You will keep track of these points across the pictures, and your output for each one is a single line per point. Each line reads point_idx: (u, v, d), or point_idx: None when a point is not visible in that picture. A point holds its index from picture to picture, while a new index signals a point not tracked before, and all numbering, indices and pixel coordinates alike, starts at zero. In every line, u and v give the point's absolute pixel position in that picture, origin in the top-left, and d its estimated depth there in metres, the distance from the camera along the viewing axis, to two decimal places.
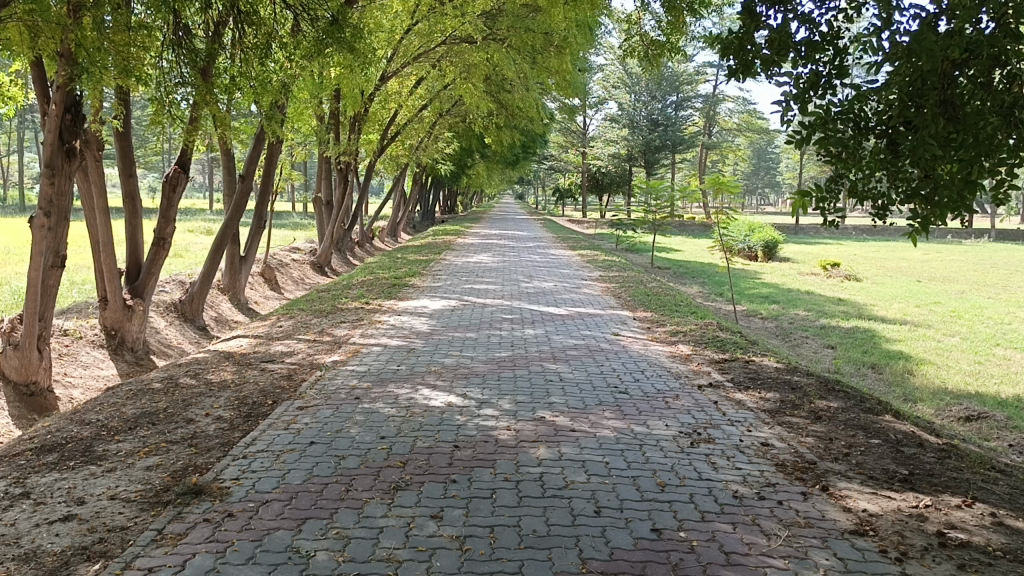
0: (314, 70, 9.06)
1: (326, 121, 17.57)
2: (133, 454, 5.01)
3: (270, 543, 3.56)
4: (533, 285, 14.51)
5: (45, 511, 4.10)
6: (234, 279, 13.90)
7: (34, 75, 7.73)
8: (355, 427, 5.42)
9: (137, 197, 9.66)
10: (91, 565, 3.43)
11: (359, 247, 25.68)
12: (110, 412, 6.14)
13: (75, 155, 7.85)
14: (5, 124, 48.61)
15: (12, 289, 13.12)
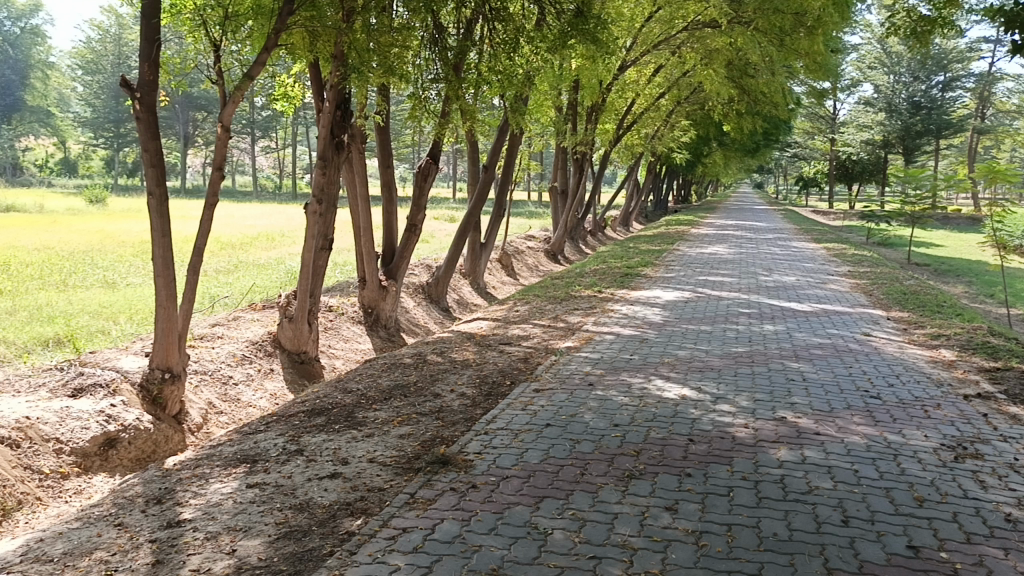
0: (556, 62, 9.28)
1: (564, 111, 17.93)
2: (388, 422, 5.47)
3: (511, 517, 3.73)
4: (773, 279, 13.89)
5: (316, 467, 4.59)
6: (475, 264, 14.64)
7: (311, 75, 8.52)
8: (589, 412, 5.52)
9: (393, 186, 10.43)
10: (355, 519, 3.79)
11: (593, 236, 25.98)
12: (368, 382, 6.74)
13: (343, 148, 8.58)
14: (284, 121, 54.61)
15: (286, 268, 14.77)
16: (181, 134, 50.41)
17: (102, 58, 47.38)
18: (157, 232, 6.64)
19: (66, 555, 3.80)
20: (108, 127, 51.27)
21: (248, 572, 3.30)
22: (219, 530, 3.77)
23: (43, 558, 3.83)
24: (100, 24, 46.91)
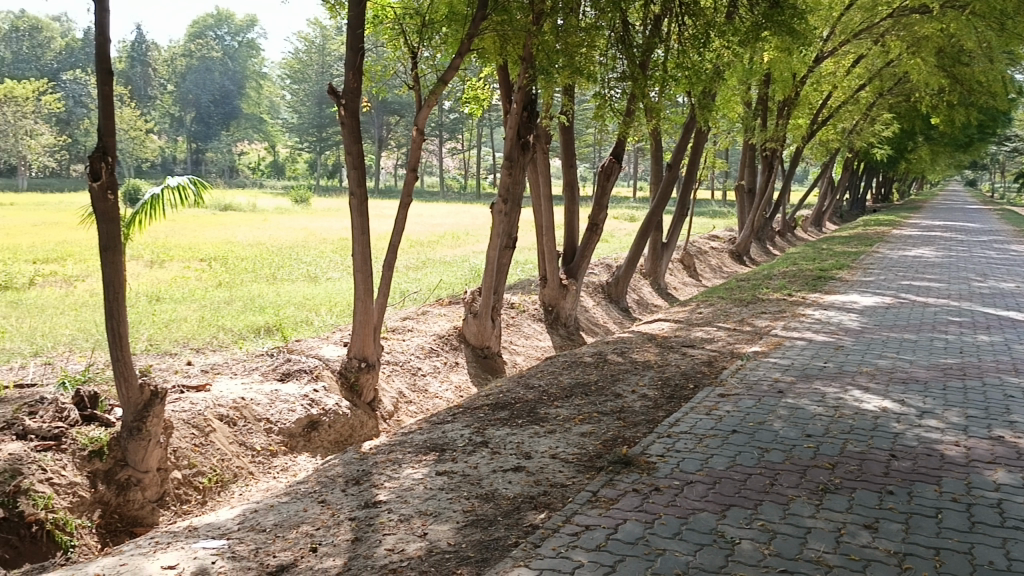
0: (748, 56, 9.01)
1: (754, 107, 17.36)
2: (570, 419, 5.53)
3: (696, 523, 3.66)
4: (987, 285, 12.68)
5: (500, 460, 4.71)
6: (655, 264, 14.49)
7: (500, 79, 8.78)
8: (778, 420, 5.30)
9: (575, 185, 10.51)
10: (538, 513, 3.85)
11: (781, 237, 24.91)
12: (550, 379, 6.84)
13: (528, 148, 8.75)
14: (470, 123, 56.59)
15: (471, 265, 15.27)
16: (376, 137, 53.36)
17: (307, 68, 52.31)
18: (357, 230, 7.07)
19: (276, 526, 4.14)
20: (312, 132, 55.17)
21: (438, 556, 3.44)
22: (410, 514, 3.96)
23: (256, 526, 4.19)
24: (307, 36, 50.66)
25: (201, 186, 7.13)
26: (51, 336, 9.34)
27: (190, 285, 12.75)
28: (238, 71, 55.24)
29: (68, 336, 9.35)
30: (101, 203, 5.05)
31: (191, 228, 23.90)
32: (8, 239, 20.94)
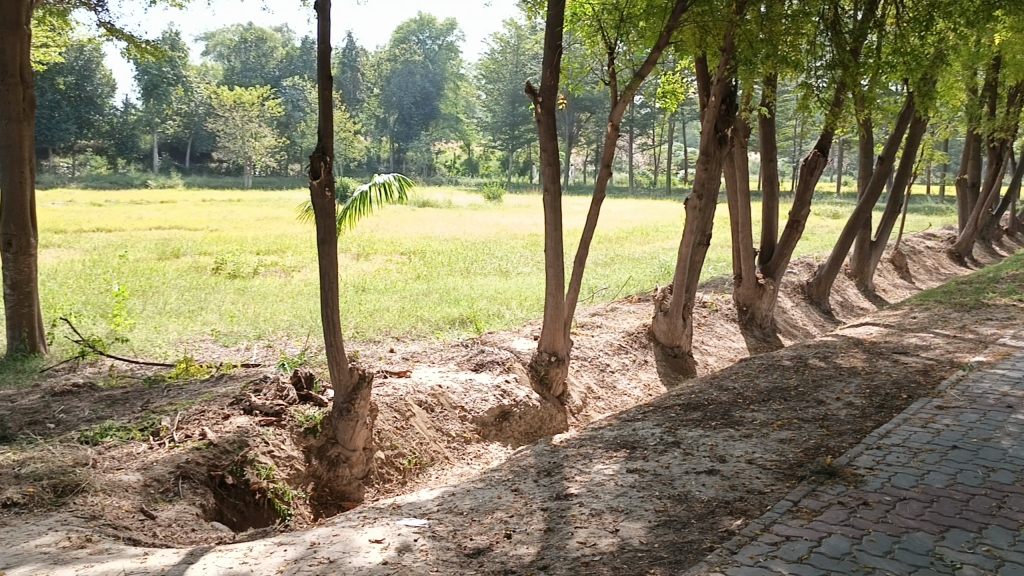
0: (975, 36, 8.34)
1: (980, 93, 15.87)
2: (767, 424, 5.31)
3: (910, 543, 3.41)
4: None
5: (694, 462, 4.62)
6: (862, 265, 13.63)
7: (698, 72, 8.55)
8: (1007, 438, 4.81)
9: (775, 181, 10.07)
10: (735, 518, 3.74)
11: (1009, 236, 22.58)
12: (745, 382, 6.61)
13: (725, 142, 8.37)
14: (662, 118, 55.79)
15: (661, 263, 15.06)
16: (567, 134, 53.81)
17: (502, 68, 53.89)
18: (549, 226, 7.16)
19: (472, 510, 4.28)
20: (505, 130, 56.59)
21: (630, 553, 3.43)
22: (603, 509, 3.98)
23: (454, 508, 4.35)
24: (503, 36, 52.04)
25: (405, 184, 7.54)
26: (272, 322, 10.25)
27: (392, 278, 13.50)
28: (435, 73, 59.53)
29: (286, 322, 10.22)
30: (319, 199, 5.42)
31: (394, 223, 25.35)
32: (237, 233, 23.20)
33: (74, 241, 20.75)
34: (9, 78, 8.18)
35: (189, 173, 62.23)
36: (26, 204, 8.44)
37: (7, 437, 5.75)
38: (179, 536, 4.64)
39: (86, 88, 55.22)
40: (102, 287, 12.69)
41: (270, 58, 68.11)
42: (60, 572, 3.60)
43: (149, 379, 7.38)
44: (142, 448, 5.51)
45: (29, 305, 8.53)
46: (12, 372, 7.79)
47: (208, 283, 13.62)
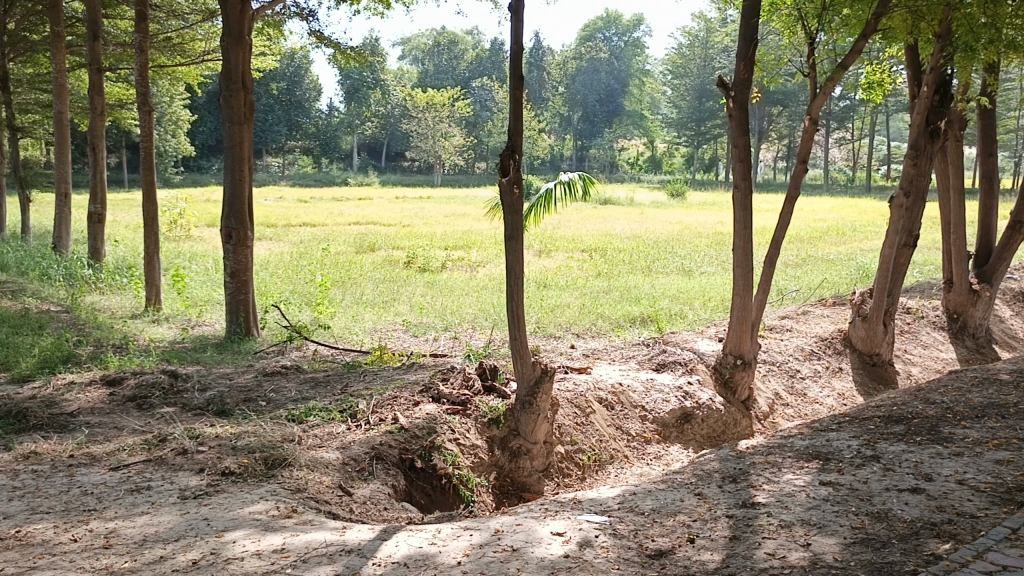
0: None
1: None
2: (981, 443, 4.87)
3: None
4: None
5: (895, 478, 4.33)
6: None
7: (908, 60, 8.07)
8: None
9: (995, 178, 9.20)
10: (941, 541, 3.46)
11: None
12: (955, 395, 6.09)
13: (939, 135, 7.74)
14: (862, 111, 52.57)
15: (858, 264, 14.20)
16: (756, 129, 51.80)
17: (689, 62, 52.69)
18: (739, 224, 6.92)
19: (654, 511, 4.24)
20: (690, 126, 55.39)
21: (824, 569, 3.26)
22: (793, 521, 3.82)
23: (635, 508, 4.32)
24: (691, 30, 51.03)
25: (589, 182, 7.59)
26: (459, 314, 10.66)
27: (574, 274, 13.63)
28: (620, 70, 60.46)
29: (472, 315, 10.60)
30: (508, 197, 5.53)
31: (576, 220, 25.57)
32: (427, 229, 24.30)
33: (284, 234, 22.59)
34: (233, 85, 9.03)
35: (384, 172, 65.93)
36: (245, 201, 9.27)
37: (226, 411, 6.36)
38: (373, 514, 4.87)
39: (297, 92, 60.91)
40: (308, 277, 13.72)
41: (461, 61, 71.76)
42: (271, 538, 3.95)
43: (347, 364, 7.91)
44: (341, 429, 5.92)
45: (245, 293, 9.37)
46: (230, 353, 8.61)
47: (401, 276, 14.38)
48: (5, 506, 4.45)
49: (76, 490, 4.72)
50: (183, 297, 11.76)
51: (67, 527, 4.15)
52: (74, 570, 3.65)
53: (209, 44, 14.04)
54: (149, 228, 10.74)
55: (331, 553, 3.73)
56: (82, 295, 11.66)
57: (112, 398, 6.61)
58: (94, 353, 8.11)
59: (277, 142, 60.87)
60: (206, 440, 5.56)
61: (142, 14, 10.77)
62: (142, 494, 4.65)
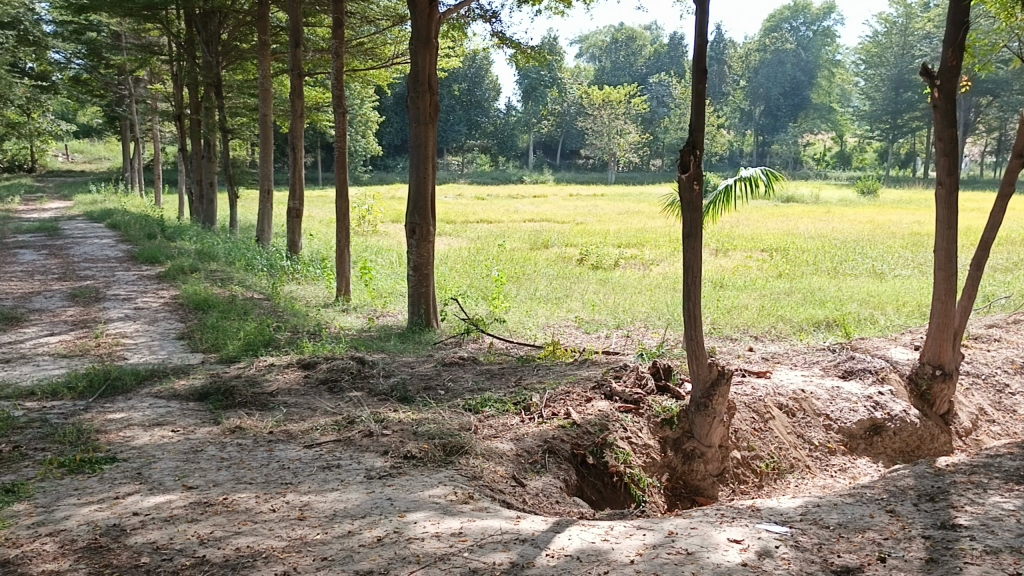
0: None
1: None
2: None
3: None
4: None
5: None
6: None
7: None
8: None
9: None
10: None
11: None
12: None
13: None
14: None
15: None
16: (960, 121, 47.78)
17: (886, 52, 49.12)
18: (943, 224, 6.49)
19: (840, 526, 4.02)
20: (885, 119, 51.89)
21: None
22: (999, 548, 3.51)
23: (819, 521, 4.11)
24: (887, 15, 47.00)
25: (773, 177, 7.26)
26: (632, 312, 10.60)
27: (753, 275, 13.17)
28: (808, 61, 57.85)
29: (645, 314, 10.50)
30: (687, 193, 5.42)
31: (756, 219, 24.72)
32: (602, 226, 24.31)
33: (463, 230, 23.38)
34: (420, 87, 9.42)
35: (559, 171, 66.62)
36: (428, 197, 9.66)
37: (408, 398, 6.68)
38: (546, 506, 4.92)
39: (478, 92, 62.82)
40: (484, 272, 14.13)
41: (639, 57, 71.45)
42: (448, 522, 4.10)
43: (521, 358, 8.08)
44: (516, 421, 6.06)
45: (427, 285, 9.77)
46: (412, 342, 9.01)
47: (574, 273, 14.49)
48: (214, 474, 4.90)
49: (275, 463, 5.13)
50: (370, 288, 12.46)
51: (267, 498, 4.52)
52: (273, 537, 3.96)
53: (398, 48, 14.76)
54: (341, 223, 11.45)
55: (506, 541, 3.83)
56: (281, 285, 12.62)
57: (306, 381, 7.11)
58: (291, 339, 8.76)
59: (457, 141, 63.05)
60: (389, 424, 5.86)
61: (339, 21, 11.47)
62: (332, 472, 4.98)
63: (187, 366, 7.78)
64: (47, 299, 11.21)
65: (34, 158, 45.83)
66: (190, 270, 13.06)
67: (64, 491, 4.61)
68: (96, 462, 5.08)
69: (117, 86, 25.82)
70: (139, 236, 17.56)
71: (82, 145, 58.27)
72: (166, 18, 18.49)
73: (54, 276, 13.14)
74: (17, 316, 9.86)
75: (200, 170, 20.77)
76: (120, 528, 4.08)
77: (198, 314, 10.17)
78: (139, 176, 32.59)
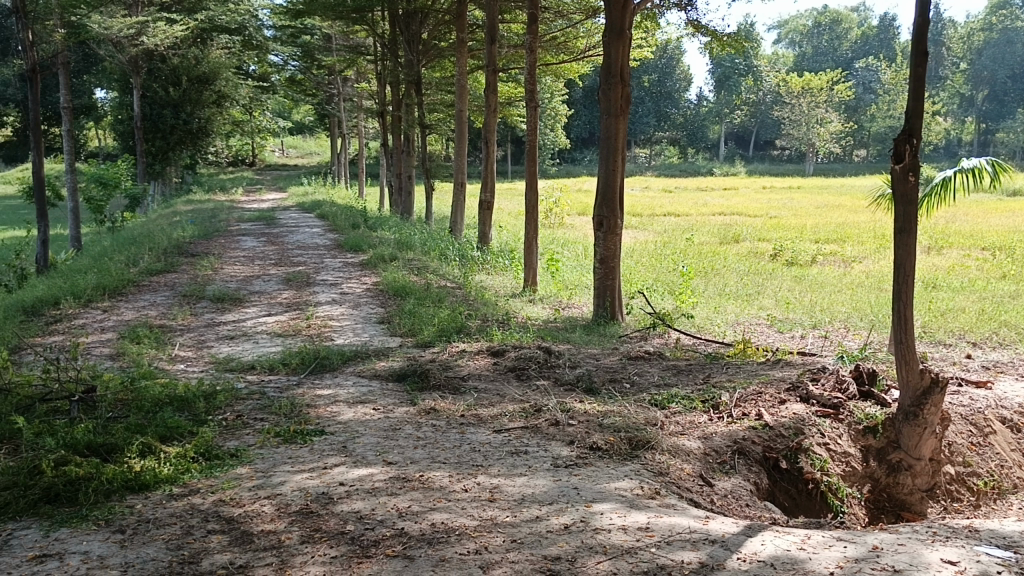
0: None
1: None
2: None
3: None
4: None
5: None
6: None
7: None
8: None
9: None
10: None
11: None
12: None
13: None
14: None
15: None
16: None
17: None
18: None
19: None
20: None
21: None
22: None
23: None
24: None
25: (1001, 168, 6.62)
26: (830, 312, 10.04)
27: (971, 275, 12.04)
28: None
29: (845, 314, 9.91)
30: (900, 185, 5.07)
31: (976, 214, 22.65)
32: (798, 221, 23.19)
33: (650, 223, 23.13)
34: (612, 79, 9.40)
35: (752, 162, 64.22)
36: (617, 190, 9.63)
37: (594, 390, 6.71)
38: (735, 509, 4.76)
39: (669, 83, 61.85)
40: (672, 267, 13.90)
41: (844, 41, 67.46)
42: (636, 516, 4.08)
43: (709, 355, 7.88)
44: (703, 418, 5.93)
45: (613, 278, 9.74)
46: (597, 335, 9.03)
47: (767, 269, 13.94)
48: (411, 452, 5.17)
49: (466, 446, 5.32)
50: (556, 280, 12.64)
51: (459, 478, 4.70)
52: (465, 516, 4.12)
53: (590, 41, 14.81)
54: (530, 215, 11.67)
55: (695, 540, 3.76)
56: (472, 274, 13.08)
57: (496, 367, 7.33)
58: (481, 326, 9.04)
59: (646, 133, 62.40)
60: (575, 415, 5.92)
61: (534, 17, 11.66)
62: (520, 457, 5.10)
63: (386, 348, 8.25)
64: (265, 282, 12.27)
65: (255, 153, 50.32)
66: (390, 259, 13.83)
67: (280, 459, 5.04)
68: (307, 434, 5.51)
69: (327, 85, 27.74)
70: (345, 226, 18.81)
71: (297, 142, 63.29)
72: (372, 20, 19.65)
73: (272, 261, 14.37)
74: (240, 297, 10.87)
75: (399, 163, 21.92)
76: (327, 496, 4.41)
77: (397, 300, 10.74)
78: (344, 169, 34.91)
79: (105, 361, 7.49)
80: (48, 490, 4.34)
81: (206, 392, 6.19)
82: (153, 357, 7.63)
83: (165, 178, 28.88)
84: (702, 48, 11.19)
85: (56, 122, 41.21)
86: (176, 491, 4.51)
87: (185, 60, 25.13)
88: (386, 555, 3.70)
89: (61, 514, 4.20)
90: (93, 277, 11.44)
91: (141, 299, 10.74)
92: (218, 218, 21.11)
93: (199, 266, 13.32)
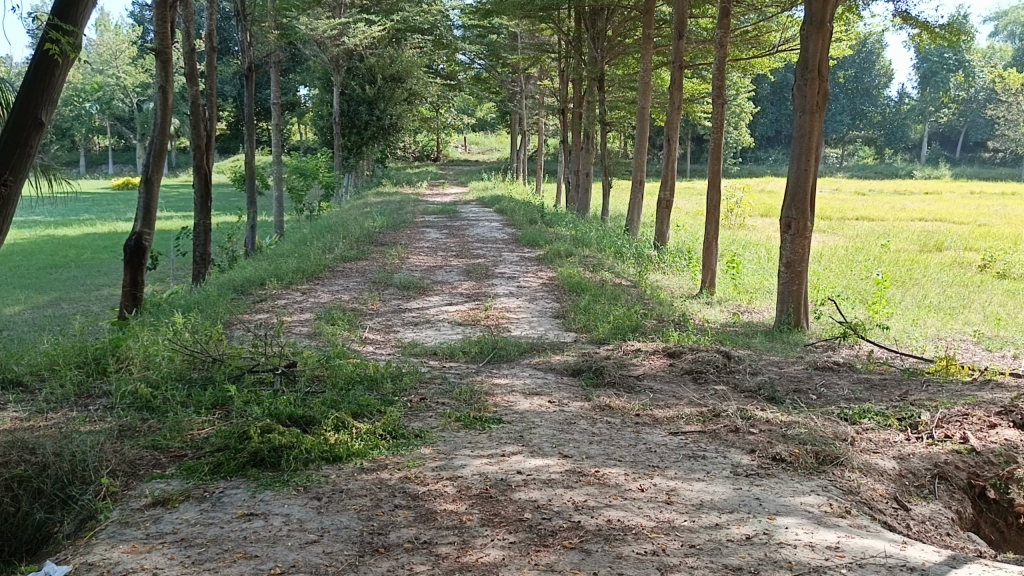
0: None
1: None
2: None
3: None
4: None
5: None
6: None
7: None
8: None
9: None
10: None
11: None
12: None
13: None
14: None
15: None
16: None
17: None
18: None
19: None
20: None
21: None
22: None
23: None
24: None
25: None
26: None
27: None
28: None
29: None
30: None
31: None
32: (1010, 229, 21.30)
33: (840, 227, 22.02)
34: (809, 74, 8.97)
35: (957, 165, 59.64)
36: (808, 190, 9.15)
37: (777, 399, 6.41)
38: (933, 536, 4.41)
39: (866, 79, 58.67)
40: (865, 273, 13.12)
41: None
42: (824, 534, 3.88)
43: (906, 371, 7.37)
44: (899, 438, 5.56)
45: (799, 283, 9.28)
46: (780, 342, 8.67)
47: (973, 281, 12.89)
48: (588, 447, 5.18)
49: (642, 446, 5.26)
50: (735, 283, 12.23)
51: (635, 477, 4.66)
52: (642, 516, 4.07)
53: (783, 36, 14.26)
54: (711, 215, 11.33)
55: (891, 566, 3.52)
56: (647, 273, 12.92)
57: (672, 368, 7.19)
58: (656, 326, 8.87)
59: (838, 132, 59.37)
60: (756, 423, 5.69)
61: (725, 10, 11.28)
62: (698, 462, 4.98)
63: (562, 343, 8.33)
64: (447, 272, 12.76)
65: (440, 149, 52.57)
66: (566, 254, 13.93)
67: (461, 443, 5.21)
68: (486, 421, 5.66)
69: (512, 83, 28.51)
70: (523, 221, 19.17)
71: (479, 138, 65.37)
72: (559, 18, 19.86)
73: (453, 252, 14.92)
74: (424, 285, 11.35)
75: (578, 160, 21.90)
76: (505, 482, 4.50)
77: (572, 296, 10.77)
78: (524, 165, 35.59)
79: (305, 339, 8.06)
80: (255, 455, 4.72)
81: (393, 375, 6.52)
82: (346, 339, 8.10)
83: (356, 170, 30.60)
84: (909, 40, 10.38)
85: (266, 116, 44.86)
86: (366, 465, 4.77)
87: (381, 60, 26.22)
88: (564, 546, 3.73)
89: (266, 477, 4.55)
90: (294, 261, 12.34)
91: (334, 284, 11.44)
92: (405, 210, 22.20)
93: (388, 255, 14.02)
